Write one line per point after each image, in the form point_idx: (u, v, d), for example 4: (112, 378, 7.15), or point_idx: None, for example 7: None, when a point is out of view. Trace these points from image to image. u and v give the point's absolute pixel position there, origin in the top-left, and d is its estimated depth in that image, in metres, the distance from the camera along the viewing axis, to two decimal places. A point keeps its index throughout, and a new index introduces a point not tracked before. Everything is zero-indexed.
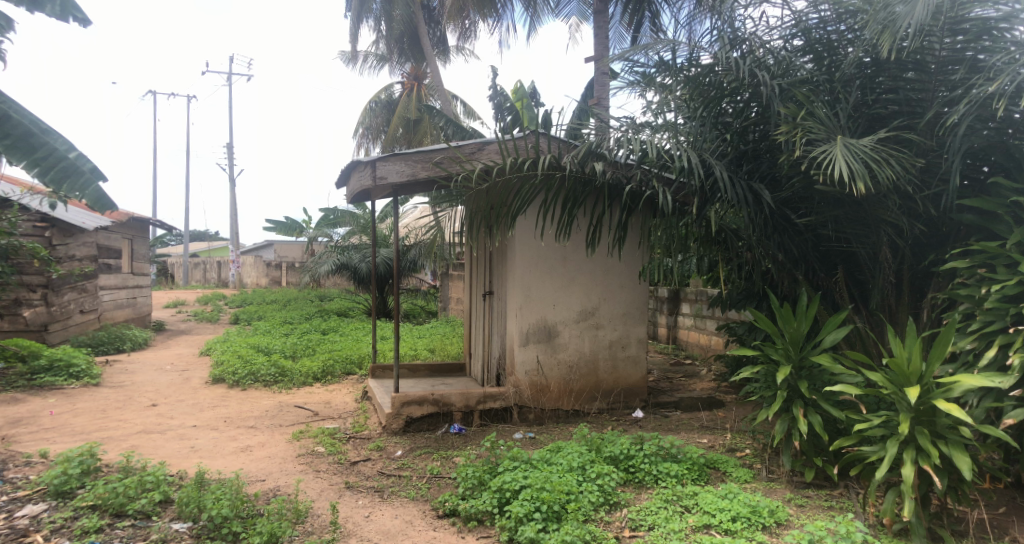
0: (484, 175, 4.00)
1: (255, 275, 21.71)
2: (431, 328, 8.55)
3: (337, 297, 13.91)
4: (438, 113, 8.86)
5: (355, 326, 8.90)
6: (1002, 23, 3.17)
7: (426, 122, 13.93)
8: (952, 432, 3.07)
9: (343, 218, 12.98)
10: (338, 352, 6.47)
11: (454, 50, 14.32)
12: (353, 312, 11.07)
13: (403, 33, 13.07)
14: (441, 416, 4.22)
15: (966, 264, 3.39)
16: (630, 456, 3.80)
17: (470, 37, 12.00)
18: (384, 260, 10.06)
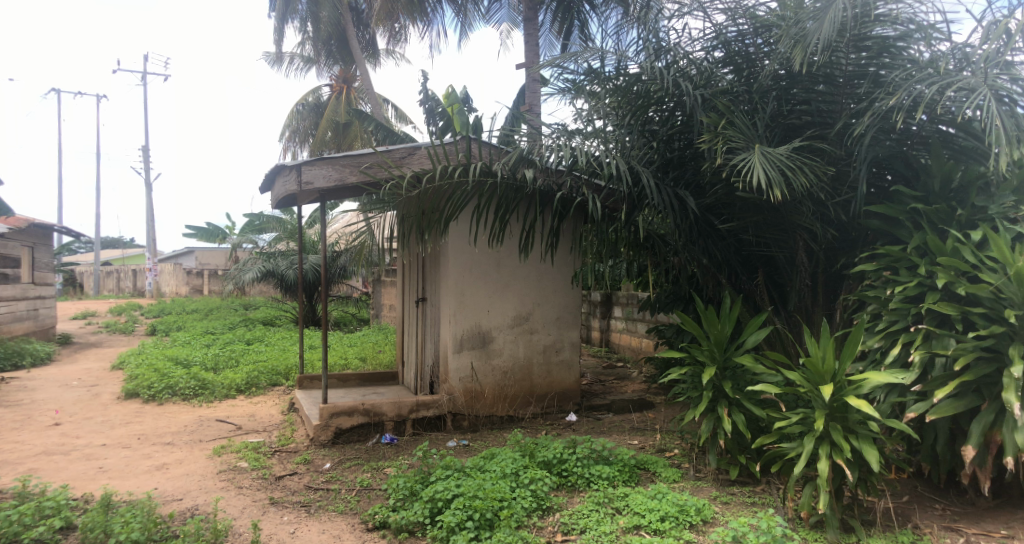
0: (415, 181, 3.95)
1: (176, 284, 20.87)
2: (362, 336, 8.40)
3: (264, 305, 13.48)
4: (367, 116, 8.71)
5: (283, 335, 8.62)
6: (899, 42, 3.43)
7: (359, 126, 13.70)
8: (862, 426, 3.23)
9: (270, 224, 12.59)
10: (262, 363, 6.25)
11: (386, 54, 14.16)
12: (280, 321, 10.75)
13: (331, 35, 12.80)
14: (372, 426, 4.12)
15: (873, 267, 3.59)
16: (563, 460, 3.82)
17: (402, 41, 11.89)
18: (312, 267, 9.82)
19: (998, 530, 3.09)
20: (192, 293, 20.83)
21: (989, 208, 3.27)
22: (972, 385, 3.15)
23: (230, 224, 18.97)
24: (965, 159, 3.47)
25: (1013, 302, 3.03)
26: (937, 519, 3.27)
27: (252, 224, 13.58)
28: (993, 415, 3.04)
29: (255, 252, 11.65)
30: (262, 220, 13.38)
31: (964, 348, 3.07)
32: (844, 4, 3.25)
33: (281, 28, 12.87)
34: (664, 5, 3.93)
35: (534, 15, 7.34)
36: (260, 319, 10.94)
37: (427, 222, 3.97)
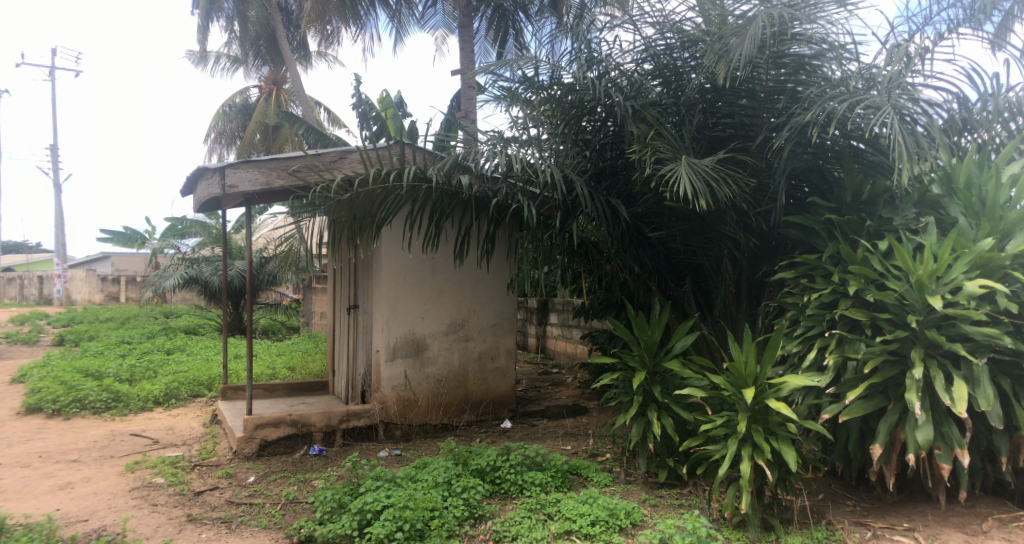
0: (347, 186, 3.88)
1: (87, 290, 19.74)
2: (292, 344, 8.17)
3: (185, 313, 12.90)
4: (297, 119, 8.49)
5: (207, 344, 8.29)
6: (814, 60, 3.61)
7: (288, 128, 13.53)
8: (781, 427, 3.36)
9: (192, 228, 12.08)
10: (183, 373, 5.99)
11: (317, 55, 13.87)
12: (202, 330, 10.33)
13: (258, 35, 12.41)
14: (299, 438, 4.01)
15: (791, 275, 3.76)
16: (496, 467, 3.80)
17: (335, 43, 11.66)
18: (238, 274, 9.47)
19: (901, 523, 3.27)
20: (106, 299, 19.80)
21: (893, 219, 3.48)
22: (879, 387, 3.33)
23: (149, 229, 18.13)
24: (873, 173, 3.69)
25: (914, 308, 3.22)
26: (847, 515, 3.43)
27: (174, 227, 12.98)
28: (898, 414, 3.21)
29: (177, 257, 11.17)
30: (186, 224, 12.83)
31: (872, 352, 3.25)
32: (763, 23, 3.40)
33: (206, 25, 12.45)
34: (597, 16, 4.01)
35: (469, 22, 7.34)
36: (181, 327, 10.46)
37: (359, 227, 3.89)
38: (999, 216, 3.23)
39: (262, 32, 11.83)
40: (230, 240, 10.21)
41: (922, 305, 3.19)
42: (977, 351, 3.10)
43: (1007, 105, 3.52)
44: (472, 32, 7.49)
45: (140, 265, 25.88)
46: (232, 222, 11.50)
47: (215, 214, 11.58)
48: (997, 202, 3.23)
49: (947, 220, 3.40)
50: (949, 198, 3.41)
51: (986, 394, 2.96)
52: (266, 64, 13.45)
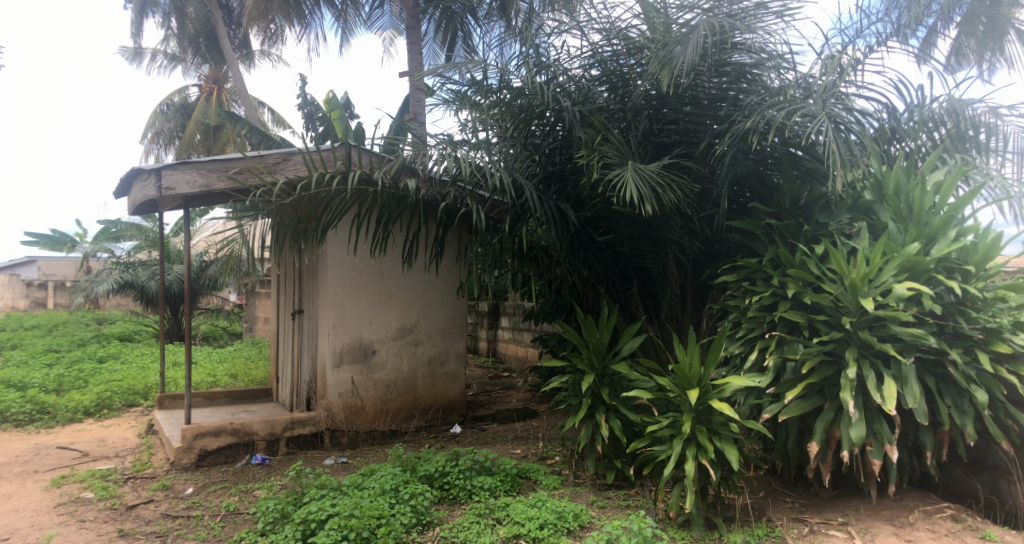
0: (289, 189, 3.79)
1: (13, 295, 18.69)
2: (234, 351, 7.94)
3: (120, 320, 12.35)
4: (240, 119, 8.25)
5: (143, 352, 7.98)
6: (754, 69, 3.70)
7: (229, 129, 13.45)
8: (724, 427, 3.43)
9: (127, 231, 11.60)
10: (116, 382, 5.76)
11: (262, 54, 13.54)
12: (139, 337, 9.93)
13: (198, 32, 12.00)
14: (241, 447, 3.89)
15: (734, 278, 3.86)
16: (445, 473, 3.76)
17: (279, 42, 11.38)
18: (177, 278, 9.15)
19: (836, 518, 3.39)
20: (33, 306, 18.80)
21: (829, 224, 3.60)
22: (816, 387, 3.43)
23: (82, 234, 17.34)
24: (810, 179, 3.81)
25: (849, 309, 3.33)
26: (786, 512, 3.54)
27: (109, 230, 12.44)
28: (834, 413, 3.31)
29: (111, 261, 10.74)
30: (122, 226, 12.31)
31: (810, 352, 3.35)
32: (705, 32, 3.46)
33: (142, 19, 12.04)
34: (545, 21, 4.04)
35: (417, 24, 7.27)
36: (116, 334, 10.05)
37: (303, 231, 3.82)
38: (925, 221, 3.39)
39: (204, 28, 11.50)
40: (168, 243, 9.90)
41: (856, 307, 3.30)
42: (905, 351, 3.24)
43: (930, 116, 3.69)
44: (420, 35, 7.43)
45: (75, 269, 24.72)
46: (172, 225, 11.10)
47: (153, 216, 11.16)
48: (923, 209, 3.39)
49: (878, 225, 3.53)
50: (880, 204, 3.56)
51: (913, 392, 3.09)
52: (209, 61, 13.07)
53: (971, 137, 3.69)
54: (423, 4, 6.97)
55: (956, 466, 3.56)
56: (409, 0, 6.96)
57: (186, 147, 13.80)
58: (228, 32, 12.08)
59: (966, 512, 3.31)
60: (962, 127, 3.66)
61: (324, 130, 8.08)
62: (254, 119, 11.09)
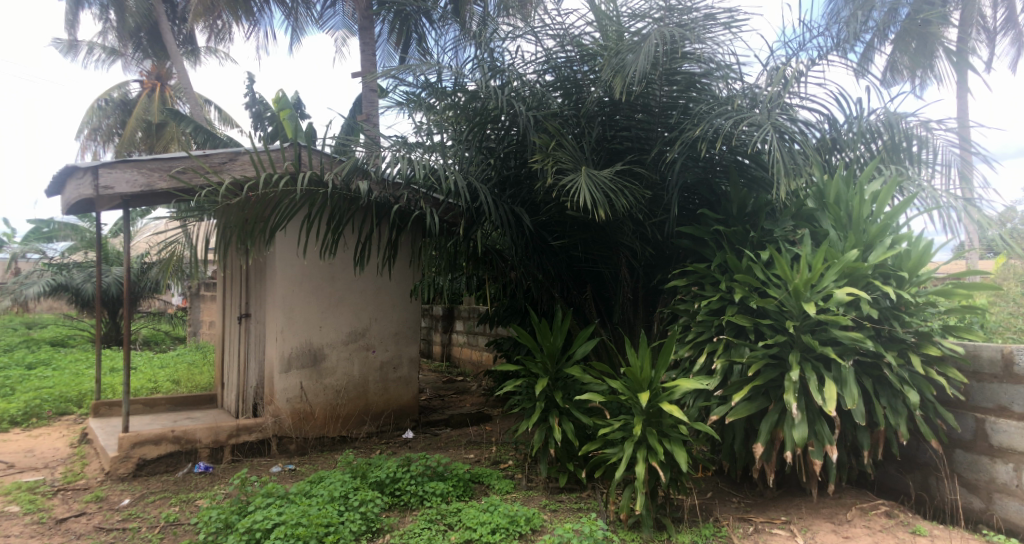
0: (235, 189, 3.69)
1: None
2: (176, 355, 7.68)
3: (52, 325, 11.76)
4: (183, 117, 7.94)
5: (77, 358, 7.63)
6: (704, 79, 3.77)
7: (173, 126, 13.04)
8: (674, 429, 3.48)
9: (61, 231, 11.04)
10: (46, 390, 5.48)
11: (209, 50, 13.16)
12: (73, 342, 9.49)
13: (140, 27, 11.51)
14: (182, 455, 3.76)
15: (683, 282, 3.94)
16: (396, 479, 3.69)
17: (227, 39, 11.04)
18: (114, 281, 8.79)
19: (779, 517, 3.48)
20: None
21: (774, 231, 3.71)
22: (762, 389, 3.51)
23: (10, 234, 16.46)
24: (757, 187, 3.91)
25: (792, 314, 3.43)
26: (732, 512, 3.61)
27: (41, 230, 11.82)
28: (778, 414, 3.40)
29: (43, 261, 10.23)
30: (55, 225, 11.72)
31: (756, 356, 3.43)
32: (656, 41, 3.53)
33: (79, 10, 11.51)
34: (499, 25, 4.04)
35: (370, 24, 7.15)
36: (47, 339, 9.56)
37: (250, 232, 3.72)
38: (863, 229, 3.52)
39: (145, 22, 11.02)
40: (105, 243, 9.52)
41: (798, 311, 3.40)
42: (845, 353, 3.34)
43: (867, 128, 3.84)
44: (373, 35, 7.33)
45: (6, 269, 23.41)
46: (110, 226, 10.64)
47: (90, 216, 10.65)
48: (861, 216, 3.52)
49: (820, 232, 3.66)
50: (822, 212, 3.68)
51: (852, 393, 3.20)
52: (151, 56, 12.59)
53: (904, 149, 3.85)
54: (376, 4, 6.86)
55: (891, 464, 3.71)
56: (362, 1, 6.85)
57: (128, 145, 13.28)
58: (171, 27, 11.65)
59: (898, 508, 3.44)
60: (897, 139, 3.82)
61: (273, 130, 7.87)
62: (199, 116, 10.71)
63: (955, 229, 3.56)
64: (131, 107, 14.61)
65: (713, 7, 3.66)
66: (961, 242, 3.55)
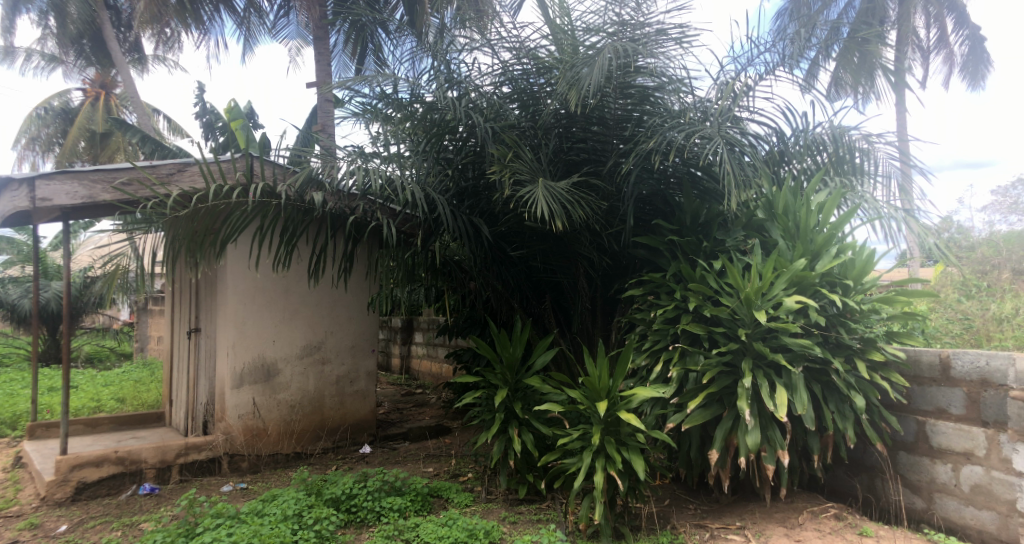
0: (183, 200, 3.60)
1: None
2: (121, 373, 7.41)
3: None
4: (130, 127, 7.54)
5: (12, 378, 7.27)
6: (657, 92, 3.81)
7: (119, 136, 12.67)
8: (632, 438, 3.51)
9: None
10: None
11: (157, 59, 12.82)
12: (9, 361, 9.06)
13: (81, 34, 11.12)
14: (126, 477, 3.60)
15: (640, 292, 3.99)
16: (352, 495, 3.60)
17: (175, 47, 10.76)
18: (55, 296, 8.45)
19: (734, 522, 3.53)
20: None
21: (726, 241, 3.80)
22: (716, 396, 3.56)
23: None
24: (710, 198, 4.00)
25: (744, 321, 3.50)
26: (689, 519, 3.66)
27: None
28: (732, 420, 3.45)
29: None
30: None
31: (710, 364, 3.48)
32: (609, 55, 3.58)
33: (16, 15, 11.07)
34: (455, 37, 4.07)
35: (324, 34, 7.10)
36: None
37: (199, 245, 3.63)
38: (810, 238, 3.62)
39: (88, 29, 10.66)
40: (43, 257, 9.14)
41: (750, 319, 3.48)
42: (794, 360, 3.42)
43: (813, 141, 3.97)
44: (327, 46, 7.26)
45: None
46: (50, 239, 10.23)
47: (28, 229, 10.21)
48: (809, 227, 3.62)
49: (769, 242, 3.75)
50: (771, 223, 3.77)
51: (802, 399, 3.27)
52: (96, 64, 12.21)
53: (848, 161, 4.00)
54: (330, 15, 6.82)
55: (840, 468, 3.82)
56: (316, 11, 6.80)
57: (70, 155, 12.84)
58: (115, 34, 11.30)
59: (847, 510, 3.54)
60: (841, 152, 3.97)
61: (224, 140, 7.69)
62: (146, 126, 10.40)
63: (896, 238, 3.70)
64: (73, 116, 14.18)
65: (664, 22, 3.74)
66: (901, 250, 3.71)
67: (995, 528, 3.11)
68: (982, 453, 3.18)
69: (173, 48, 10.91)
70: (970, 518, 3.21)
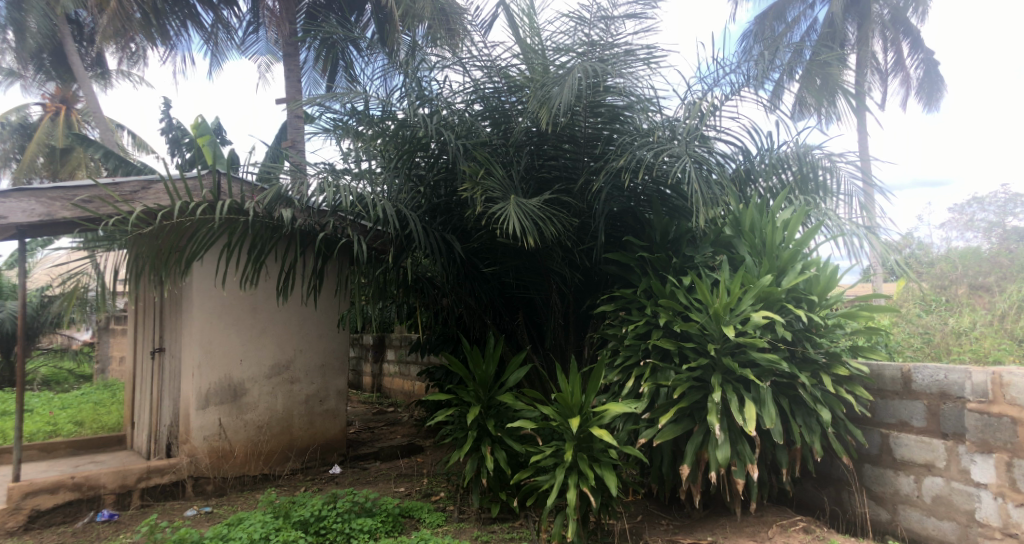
0: (147, 218, 3.53)
1: None
2: (80, 395, 7.21)
3: None
4: (91, 143, 7.42)
5: None
6: (626, 112, 3.86)
7: (80, 152, 12.41)
8: (604, 454, 3.51)
9: None
10: None
11: (121, 74, 12.61)
12: None
13: (40, 48, 10.88)
14: (83, 503, 3.48)
15: (612, 308, 4.02)
16: (321, 517, 3.49)
17: (140, 62, 10.59)
18: (10, 316, 8.20)
19: (705, 537, 3.55)
20: None
21: (694, 257, 3.86)
22: (687, 411, 3.59)
23: None
24: (679, 215, 4.06)
25: (713, 336, 3.54)
26: (661, 534, 3.66)
27: None
28: (703, 435, 3.48)
29: None
30: None
31: (680, 379, 3.50)
32: (579, 75, 3.62)
33: None
34: (427, 55, 4.09)
35: (294, 51, 7.10)
36: None
37: (164, 263, 3.56)
38: (776, 255, 3.69)
39: (48, 44, 10.44)
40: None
41: (719, 334, 3.52)
42: (762, 375, 3.47)
43: (778, 160, 4.07)
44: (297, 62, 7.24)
45: None
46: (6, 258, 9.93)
47: None
48: (774, 243, 3.68)
49: (737, 258, 3.82)
50: (738, 239, 3.83)
51: (770, 413, 3.31)
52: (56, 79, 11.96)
53: (813, 180, 4.10)
54: (300, 32, 6.81)
55: (808, 481, 3.88)
56: (286, 28, 6.78)
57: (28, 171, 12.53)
58: (76, 49, 11.12)
59: (815, 523, 3.59)
60: (805, 171, 4.07)
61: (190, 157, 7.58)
62: (109, 142, 10.20)
63: (859, 254, 3.80)
64: (31, 131, 13.85)
65: (632, 43, 3.83)
66: (864, 266, 3.80)
67: (955, 538, 3.18)
68: (942, 464, 3.25)
69: (137, 62, 10.76)
70: (932, 528, 3.29)
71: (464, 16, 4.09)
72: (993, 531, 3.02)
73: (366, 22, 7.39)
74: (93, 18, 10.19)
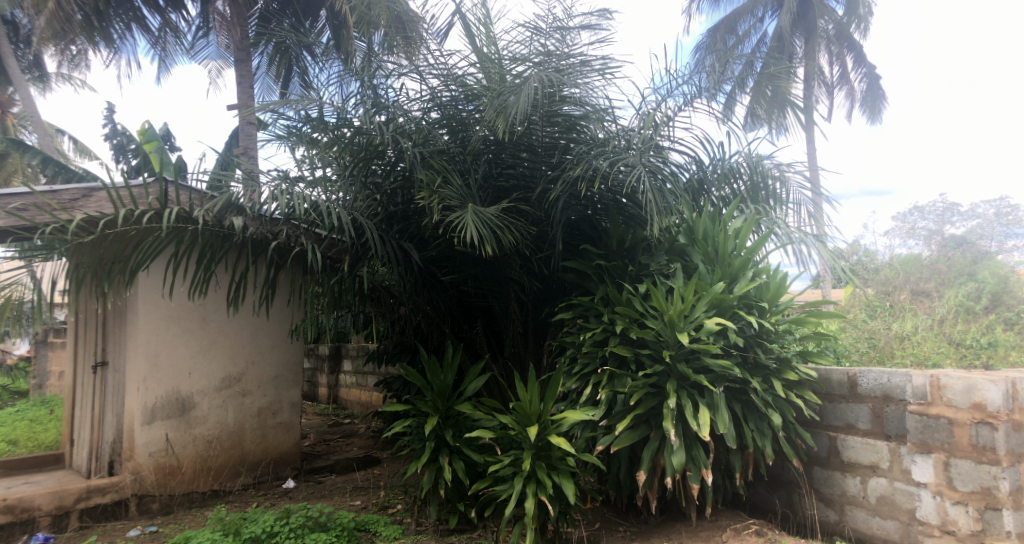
0: (89, 226, 3.40)
1: None
2: (15, 412, 6.87)
3: None
4: (29, 149, 7.11)
5: None
6: (582, 121, 3.88)
7: (18, 158, 11.89)
8: (562, 462, 3.51)
9: None
10: None
11: (64, 77, 12.16)
12: None
13: None
14: (16, 527, 3.30)
15: (570, 316, 4.04)
16: (272, 534, 3.37)
17: (83, 65, 10.22)
18: None
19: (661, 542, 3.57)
20: None
21: (650, 265, 3.91)
22: (644, 417, 3.61)
23: None
24: (634, 224, 4.12)
25: (668, 343, 3.57)
26: (618, 541, 3.68)
27: None
28: (659, 441, 3.50)
29: None
30: None
31: (637, 386, 3.53)
32: (535, 84, 3.64)
33: None
34: (383, 62, 4.06)
35: (245, 56, 6.96)
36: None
37: (107, 273, 3.43)
38: (728, 263, 3.75)
39: None
40: None
41: (674, 341, 3.56)
42: (716, 381, 3.52)
43: (730, 169, 4.16)
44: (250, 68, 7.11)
45: None
46: None
47: None
48: (727, 251, 3.75)
49: (691, 266, 3.87)
50: (692, 247, 3.89)
51: (724, 418, 3.36)
52: None
53: (764, 189, 4.21)
54: (251, 37, 6.69)
55: (760, 484, 3.96)
56: (238, 32, 6.65)
57: None
58: (13, 51, 10.66)
59: (767, 526, 3.65)
60: (756, 180, 4.18)
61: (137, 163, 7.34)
62: (50, 148, 9.81)
63: (808, 261, 3.91)
64: None
65: (587, 54, 3.86)
66: (813, 273, 3.91)
67: (898, 536, 3.28)
68: (886, 465, 3.36)
69: (80, 65, 10.37)
70: (877, 527, 3.38)
71: (420, 24, 4.10)
72: (933, 529, 3.13)
73: (320, 28, 7.30)
74: (30, 20, 9.79)
